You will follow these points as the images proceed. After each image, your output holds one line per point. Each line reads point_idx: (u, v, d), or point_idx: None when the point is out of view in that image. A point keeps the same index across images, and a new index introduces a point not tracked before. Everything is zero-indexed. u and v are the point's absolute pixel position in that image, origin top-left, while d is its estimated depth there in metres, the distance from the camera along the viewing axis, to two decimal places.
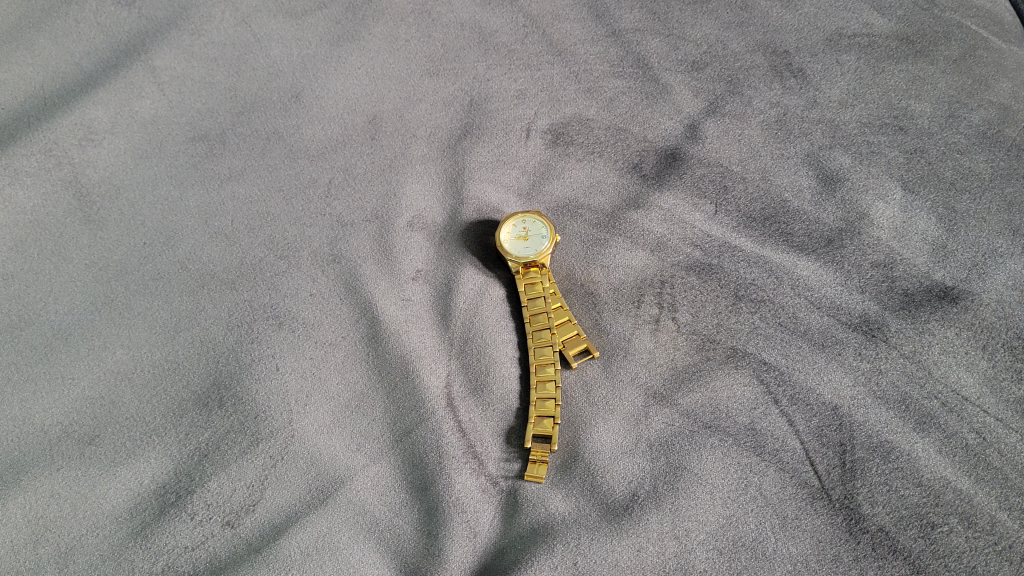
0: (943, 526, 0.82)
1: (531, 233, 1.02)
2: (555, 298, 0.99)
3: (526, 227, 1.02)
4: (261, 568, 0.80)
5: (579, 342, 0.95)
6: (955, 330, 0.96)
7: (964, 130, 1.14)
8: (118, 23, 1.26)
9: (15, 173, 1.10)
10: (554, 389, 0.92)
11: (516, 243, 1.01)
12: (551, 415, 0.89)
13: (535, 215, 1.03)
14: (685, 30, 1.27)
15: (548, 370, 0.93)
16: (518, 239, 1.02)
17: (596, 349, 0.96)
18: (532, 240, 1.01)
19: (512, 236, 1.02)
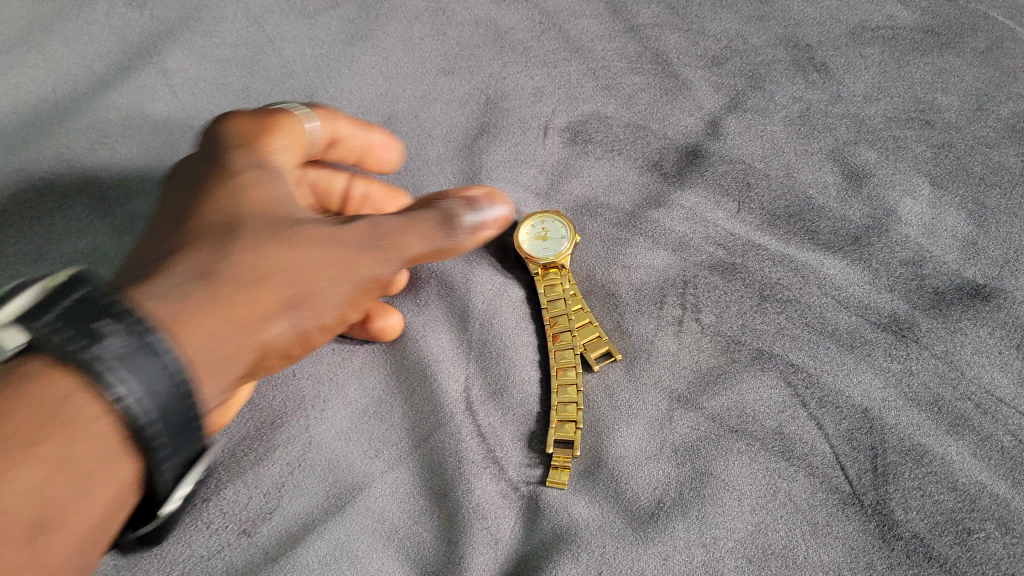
0: (980, 532, 0.81)
1: (550, 233, 1.00)
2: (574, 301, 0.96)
3: (544, 227, 1.00)
4: None
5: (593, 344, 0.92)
6: (988, 329, 0.94)
7: (992, 123, 1.12)
8: (129, 25, 1.24)
9: (27, 176, 1.07)
10: (576, 392, 0.89)
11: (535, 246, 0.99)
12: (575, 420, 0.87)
13: (554, 215, 1.01)
14: (705, 24, 1.25)
15: (569, 373, 0.90)
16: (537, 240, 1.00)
17: (618, 352, 0.93)
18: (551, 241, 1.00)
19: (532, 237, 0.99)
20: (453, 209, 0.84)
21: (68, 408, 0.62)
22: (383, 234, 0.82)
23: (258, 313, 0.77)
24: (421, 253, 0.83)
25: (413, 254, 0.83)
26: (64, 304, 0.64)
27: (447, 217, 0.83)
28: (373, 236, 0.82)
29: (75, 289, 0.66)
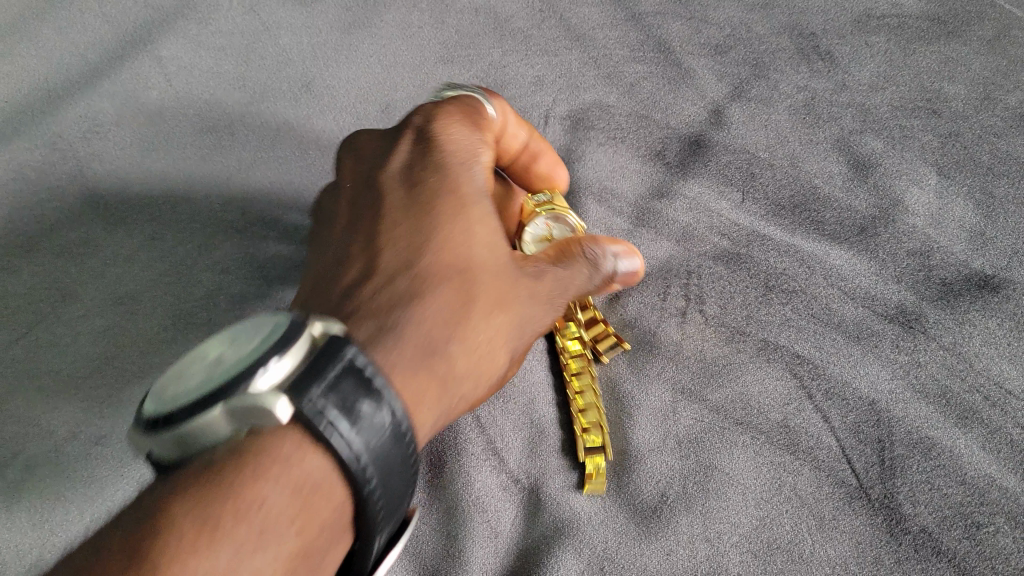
0: (989, 527, 0.79)
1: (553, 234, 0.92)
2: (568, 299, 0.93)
3: (549, 226, 0.92)
4: None
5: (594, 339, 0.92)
6: (997, 321, 0.92)
7: (1000, 112, 1.10)
8: (123, 13, 1.21)
9: (19, 167, 1.06)
10: (594, 395, 0.87)
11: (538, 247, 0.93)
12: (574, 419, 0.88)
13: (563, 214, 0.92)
14: (707, 13, 1.23)
15: (584, 377, 0.89)
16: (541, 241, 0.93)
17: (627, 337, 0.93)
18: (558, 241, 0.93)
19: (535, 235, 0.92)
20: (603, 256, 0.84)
21: (289, 459, 0.60)
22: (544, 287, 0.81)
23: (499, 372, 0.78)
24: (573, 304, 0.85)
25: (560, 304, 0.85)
26: (332, 370, 0.61)
27: (586, 265, 0.83)
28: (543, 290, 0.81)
29: (340, 351, 0.63)
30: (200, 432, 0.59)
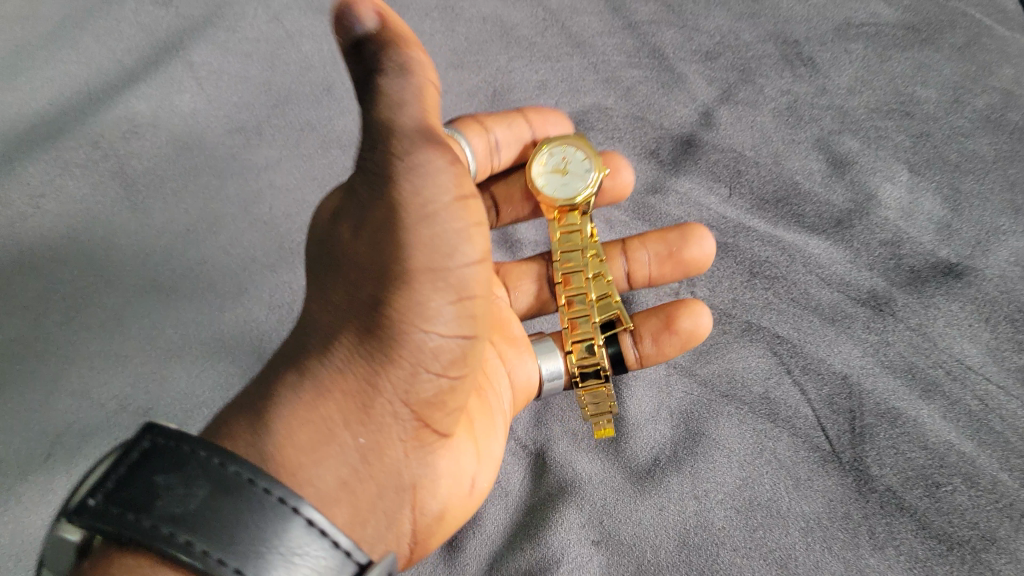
0: (948, 486, 0.89)
1: (569, 163, 1.00)
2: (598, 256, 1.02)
3: (564, 157, 1.00)
4: None
5: (618, 307, 0.97)
6: (959, 304, 1.02)
7: (968, 114, 1.19)
8: (156, 22, 1.30)
9: (65, 165, 1.14)
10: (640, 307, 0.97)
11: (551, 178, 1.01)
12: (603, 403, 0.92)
13: (571, 142, 1.00)
14: (699, 21, 1.32)
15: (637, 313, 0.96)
16: (554, 172, 1.01)
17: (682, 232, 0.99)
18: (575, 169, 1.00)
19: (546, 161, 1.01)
20: (380, 49, 0.59)
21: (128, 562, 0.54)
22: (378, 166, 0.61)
23: (446, 284, 0.63)
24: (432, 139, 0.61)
25: (422, 152, 0.60)
26: (123, 466, 0.55)
27: (385, 97, 0.59)
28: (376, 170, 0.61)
29: (140, 441, 0.57)
30: (55, 555, 0.55)
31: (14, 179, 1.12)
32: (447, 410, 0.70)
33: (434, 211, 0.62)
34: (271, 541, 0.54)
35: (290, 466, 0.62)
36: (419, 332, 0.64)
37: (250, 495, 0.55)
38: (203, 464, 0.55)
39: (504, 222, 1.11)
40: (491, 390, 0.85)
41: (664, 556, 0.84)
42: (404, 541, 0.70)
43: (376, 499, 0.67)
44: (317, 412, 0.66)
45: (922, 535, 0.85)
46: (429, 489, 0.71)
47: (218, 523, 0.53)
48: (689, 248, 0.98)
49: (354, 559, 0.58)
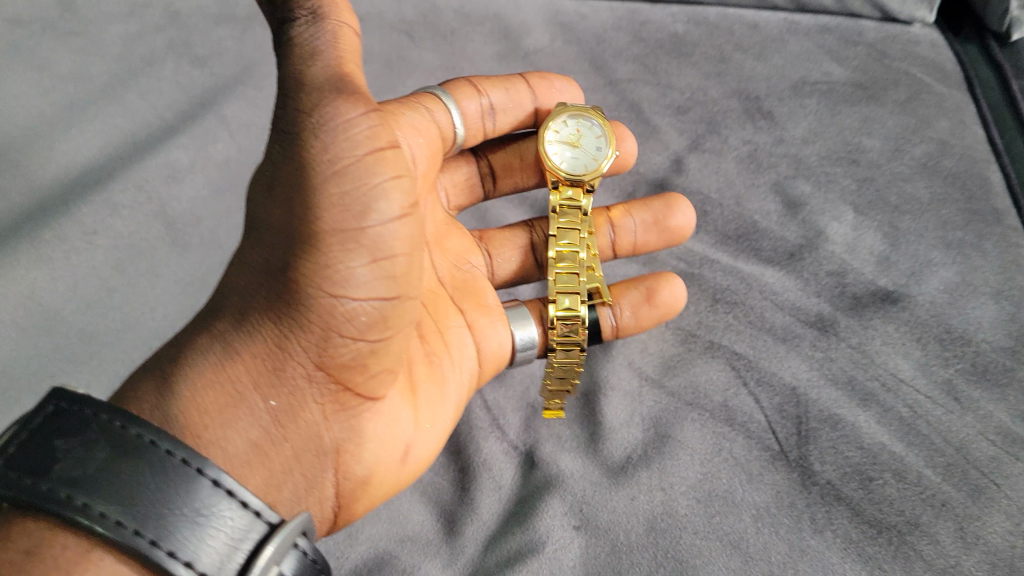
0: (880, 479, 1.03)
1: (582, 136, 1.18)
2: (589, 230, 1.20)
3: (579, 130, 1.18)
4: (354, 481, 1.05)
5: (600, 281, 1.15)
6: (895, 326, 1.17)
7: (908, 161, 1.36)
8: (193, 80, 1.48)
9: (114, 207, 1.29)
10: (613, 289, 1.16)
11: (560, 147, 1.18)
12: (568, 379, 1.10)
13: (589, 117, 1.18)
14: (672, 79, 1.50)
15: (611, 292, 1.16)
16: (567, 141, 1.18)
17: (668, 213, 1.21)
18: (584, 144, 1.18)
19: (557, 131, 1.18)
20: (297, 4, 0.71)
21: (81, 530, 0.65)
22: (292, 123, 0.73)
23: (359, 245, 0.74)
24: (343, 95, 0.72)
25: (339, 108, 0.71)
26: (31, 427, 0.65)
27: (302, 49, 0.72)
28: (290, 126, 0.73)
29: (48, 406, 0.67)
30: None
31: (69, 218, 1.26)
32: (368, 372, 0.83)
33: (343, 167, 0.72)
34: (173, 501, 0.65)
35: (199, 432, 0.76)
36: (332, 297, 0.76)
37: (154, 457, 0.66)
38: (104, 427, 0.66)
39: (501, 189, 1.27)
40: (448, 359, 1.01)
41: (635, 537, 0.98)
42: (326, 505, 0.84)
43: (292, 461, 0.81)
44: (230, 376, 0.80)
45: (856, 521, 0.99)
46: (353, 453, 0.85)
47: (117, 483, 0.63)
48: (675, 219, 1.21)
49: (264, 518, 0.69)
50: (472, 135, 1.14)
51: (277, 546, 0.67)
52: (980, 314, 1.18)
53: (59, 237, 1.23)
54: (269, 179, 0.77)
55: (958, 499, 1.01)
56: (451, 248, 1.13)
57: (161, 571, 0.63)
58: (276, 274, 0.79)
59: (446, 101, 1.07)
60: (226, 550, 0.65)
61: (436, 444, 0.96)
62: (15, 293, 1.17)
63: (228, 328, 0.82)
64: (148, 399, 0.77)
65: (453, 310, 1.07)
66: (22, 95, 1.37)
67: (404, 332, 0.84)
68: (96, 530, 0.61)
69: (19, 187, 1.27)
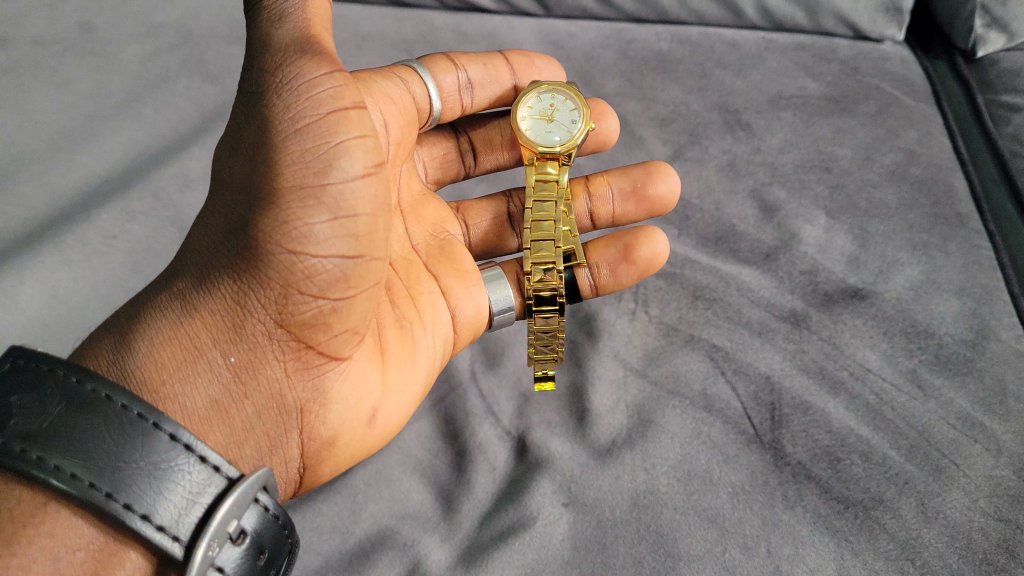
0: (847, 460, 1.10)
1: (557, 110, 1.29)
2: (564, 198, 1.30)
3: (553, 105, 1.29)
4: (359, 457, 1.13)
5: (576, 243, 1.24)
6: (863, 320, 1.25)
7: (877, 170, 1.46)
8: (206, 96, 1.57)
9: (131, 213, 1.38)
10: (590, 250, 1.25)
11: (536, 121, 1.29)
12: (551, 347, 1.16)
13: (562, 94, 1.29)
14: (656, 94, 1.60)
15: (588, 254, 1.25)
16: (542, 116, 1.29)
17: (644, 182, 1.28)
18: (558, 118, 1.29)
19: (531, 107, 1.29)
20: None
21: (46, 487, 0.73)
22: (260, 83, 0.81)
23: (320, 202, 0.81)
24: (306, 56, 0.80)
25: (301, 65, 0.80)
26: None
27: (271, 11, 0.81)
28: (257, 87, 0.82)
29: (9, 360, 0.74)
30: None
31: (90, 223, 1.34)
32: (331, 331, 0.90)
33: (305, 125, 0.80)
34: (131, 455, 0.71)
35: (155, 388, 0.85)
36: (293, 254, 0.83)
37: (110, 412, 0.72)
38: (61, 383, 0.72)
39: (482, 166, 1.39)
40: (420, 324, 1.10)
41: (619, 513, 1.05)
42: (291, 465, 0.94)
43: (254, 419, 0.90)
44: (190, 333, 0.88)
45: (825, 497, 1.07)
46: (316, 414, 0.94)
47: (72, 437, 0.70)
48: (652, 187, 1.28)
49: (222, 473, 0.75)
50: (450, 108, 1.26)
51: (233, 499, 0.74)
52: (944, 309, 1.26)
53: (81, 241, 1.32)
54: (233, 142, 0.87)
55: (921, 477, 1.08)
56: (426, 217, 1.23)
57: (119, 522, 0.70)
58: (237, 235, 0.86)
59: (424, 74, 1.19)
60: (183, 504, 0.72)
61: (406, 408, 1.05)
62: (40, 292, 1.25)
63: (190, 287, 0.90)
64: (107, 356, 0.86)
65: (428, 278, 1.16)
66: (46, 112, 1.47)
67: (369, 293, 0.91)
68: (52, 482, 0.68)
69: (44, 196, 1.36)
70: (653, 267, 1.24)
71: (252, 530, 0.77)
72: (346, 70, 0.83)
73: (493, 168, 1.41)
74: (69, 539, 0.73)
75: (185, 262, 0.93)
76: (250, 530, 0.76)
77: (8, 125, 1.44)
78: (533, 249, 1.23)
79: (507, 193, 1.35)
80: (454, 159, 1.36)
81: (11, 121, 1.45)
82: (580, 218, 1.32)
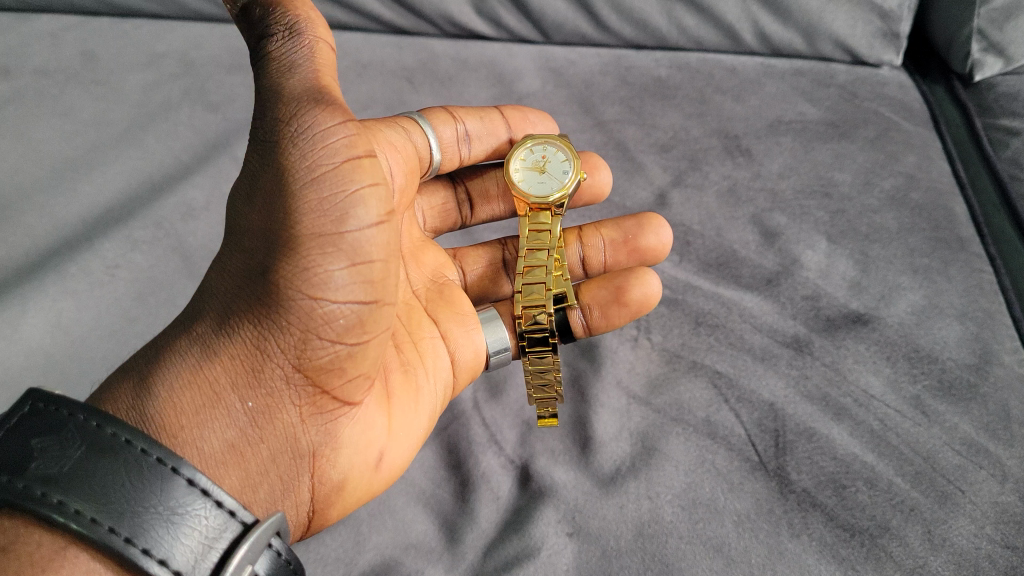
0: (852, 487, 1.10)
1: (549, 162, 1.32)
2: (556, 247, 1.32)
3: (546, 157, 1.32)
4: None
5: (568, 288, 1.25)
6: (865, 345, 1.25)
7: (877, 195, 1.46)
8: (208, 125, 1.57)
9: (133, 242, 1.38)
10: (584, 292, 1.24)
11: (528, 172, 1.32)
12: (551, 386, 1.16)
13: (555, 146, 1.32)
14: (656, 120, 1.61)
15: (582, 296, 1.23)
16: (534, 168, 1.32)
17: (638, 239, 1.30)
18: (549, 169, 1.31)
19: (524, 159, 1.33)
20: (275, 20, 0.83)
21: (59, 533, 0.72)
22: (272, 132, 0.83)
23: (339, 249, 0.82)
24: (319, 106, 0.82)
25: (317, 115, 0.82)
26: (12, 422, 0.72)
27: (280, 62, 0.84)
28: (272, 135, 0.84)
29: (26, 403, 0.73)
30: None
31: (92, 253, 1.34)
32: (346, 376, 0.90)
33: (322, 173, 0.82)
34: (150, 500, 0.71)
35: (173, 432, 0.84)
36: (311, 300, 0.83)
37: (129, 456, 0.72)
38: (81, 427, 0.72)
39: (477, 217, 1.41)
40: (423, 369, 1.09)
41: (624, 543, 1.05)
42: (302, 508, 0.93)
43: (268, 463, 0.89)
44: (208, 377, 0.88)
45: (831, 525, 1.06)
46: (328, 458, 0.93)
47: (91, 482, 0.69)
48: (645, 240, 1.29)
49: (238, 518, 0.75)
50: (448, 159, 1.27)
51: (250, 546, 0.74)
52: (946, 334, 1.26)
53: (83, 271, 1.32)
54: (248, 190, 0.88)
55: (926, 504, 1.08)
56: (426, 263, 1.24)
57: (136, 567, 0.69)
58: (257, 280, 0.87)
59: (425, 125, 1.20)
60: (200, 548, 0.72)
61: (410, 450, 1.04)
62: (41, 322, 1.25)
63: (208, 331, 0.90)
64: (126, 400, 0.85)
65: (428, 323, 1.16)
66: (49, 143, 1.48)
67: (382, 338, 0.91)
68: (71, 526, 0.68)
69: (47, 227, 1.36)
70: (647, 307, 1.22)
71: None
72: (357, 120, 0.85)
73: (488, 219, 1.43)
74: None
75: (200, 307, 0.93)
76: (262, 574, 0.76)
77: (11, 157, 1.45)
78: (524, 292, 1.24)
79: (502, 240, 1.38)
80: (452, 209, 1.37)
81: (14, 152, 1.46)
82: (571, 266, 1.34)
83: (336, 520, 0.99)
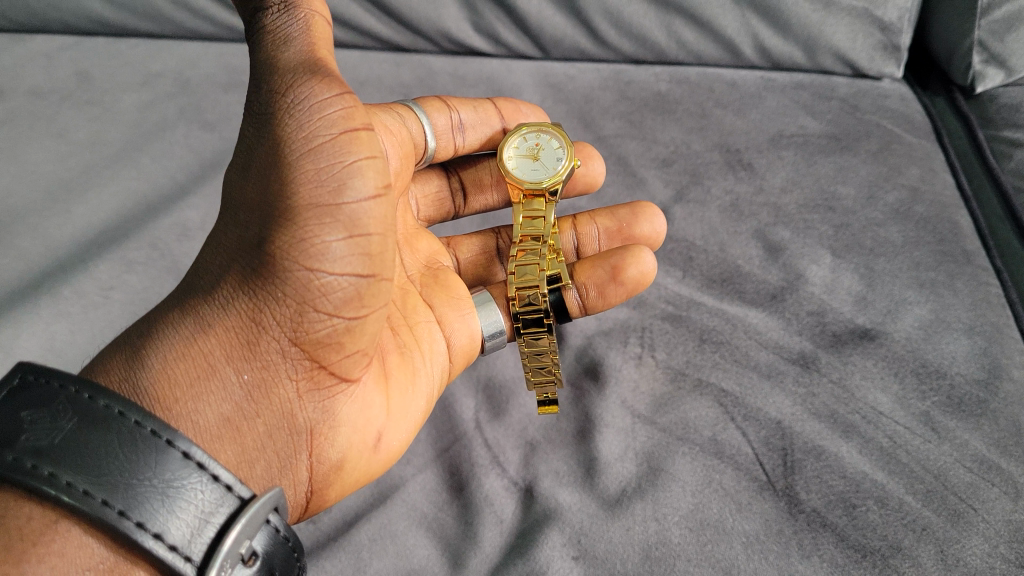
0: (863, 506, 1.07)
1: (543, 148, 1.31)
2: (551, 234, 1.32)
3: (540, 143, 1.31)
4: (362, 508, 1.10)
5: (563, 270, 1.23)
6: (873, 360, 1.23)
7: (881, 208, 1.45)
8: (204, 144, 1.55)
9: (128, 263, 1.35)
10: (578, 271, 1.22)
11: (522, 159, 1.30)
12: (548, 370, 1.17)
13: (550, 131, 1.31)
14: (657, 134, 1.60)
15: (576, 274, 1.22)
16: (526, 156, 1.30)
17: (634, 227, 1.29)
18: (542, 157, 1.30)
19: (518, 146, 1.31)
20: None
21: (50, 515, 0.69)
22: (268, 103, 0.82)
23: (336, 220, 0.80)
24: (317, 78, 0.81)
25: (314, 86, 0.80)
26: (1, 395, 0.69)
27: (275, 35, 0.83)
28: (267, 107, 0.82)
29: (15, 376, 0.70)
30: None
31: (86, 275, 1.32)
32: (344, 351, 0.88)
33: (318, 144, 0.80)
34: (144, 473, 0.68)
35: (166, 404, 0.82)
36: (307, 271, 0.81)
37: (123, 428, 0.69)
38: (72, 399, 0.69)
39: (470, 206, 1.39)
40: (419, 352, 1.07)
41: (630, 566, 1.03)
42: (300, 488, 0.90)
43: (264, 439, 0.87)
44: (203, 350, 0.86)
45: (842, 546, 1.03)
46: (326, 437, 0.91)
47: (83, 454, 0.66)
48: (640, 227, 1.29)
49: (235, 493, 0.72)
50: (442, 147, 1.26)
51: (250, 520, 0.71)
52: (954, 348, 1.24)
53: (77, 293, 1.30)
54: (244, 163, 0.86)
55: (938, 524, 1.05)
56: (420, 249, 1.22)
57: (130, 542, 0.67)
58: (253, 251, 0.85)
59: (419, 112, 1.19)
60: (196, 523, 0.69)
61: (407, 434, 1.02)
62: (34, 344, 1.22)
63: (201, 304, 0.88)
64: (119, 371, 0.84)
65: (423, 306, 1.14)
66: (43, 164, 1.47)
67: (381, 313, 0.89)
68: (63, 500, 0.65)
69: (39, 248, 1.34)
70: (642, 285, 1.20)
71: (262, 552, 0.73)
72: (355, 94, 0.83)
73: (481, 209, 1.41)
74: (78, 559, 0.69)
75: (196, 281, 0.91)
76: (260, 551, 0.73)
77: (5, 179, 1.44)
78: (517, 274, 1.23)
79: (496, 229, 1.37)
80: (446, 197, 1.35)
81: (8, 174, 1.44)
82: (568, 254, 1.35)
83: (333, 502, 0.96)
